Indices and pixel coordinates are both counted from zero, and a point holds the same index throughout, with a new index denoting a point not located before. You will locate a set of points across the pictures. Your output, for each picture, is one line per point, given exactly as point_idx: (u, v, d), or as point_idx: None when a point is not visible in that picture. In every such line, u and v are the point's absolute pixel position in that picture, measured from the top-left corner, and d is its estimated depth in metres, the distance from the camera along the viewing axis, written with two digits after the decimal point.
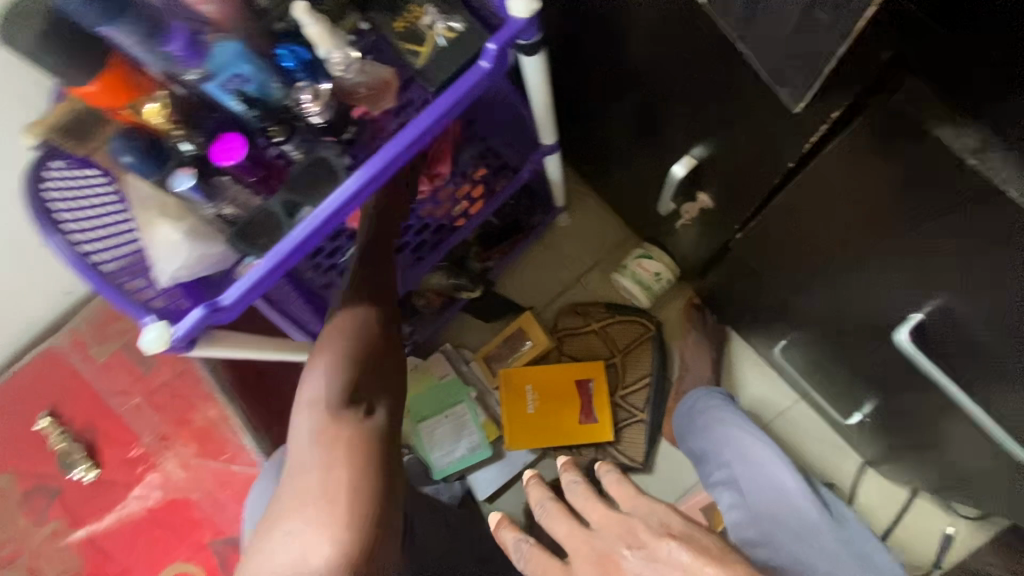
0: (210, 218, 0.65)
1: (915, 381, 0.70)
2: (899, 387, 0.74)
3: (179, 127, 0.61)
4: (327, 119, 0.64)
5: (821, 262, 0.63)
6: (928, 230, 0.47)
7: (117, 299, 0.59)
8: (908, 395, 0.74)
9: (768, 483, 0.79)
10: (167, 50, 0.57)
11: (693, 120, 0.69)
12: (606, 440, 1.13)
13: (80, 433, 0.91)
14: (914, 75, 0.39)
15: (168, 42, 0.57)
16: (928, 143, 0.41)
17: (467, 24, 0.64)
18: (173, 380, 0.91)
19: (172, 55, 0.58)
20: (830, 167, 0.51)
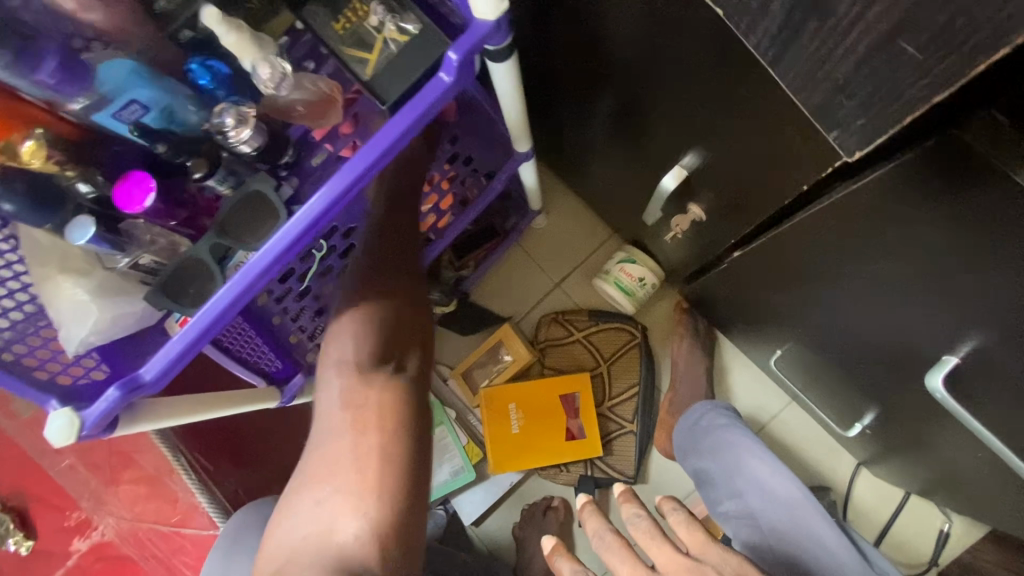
0: (124, 269, 0.54)
1: (928, 405, 0.65)
2: (907, 407, 0.70)
3: (70, 168, 0.49)
4: (260, 147, 0.53)
5: (835, 288, 0.56)
6: (983, 275, 0.40)
7: (8, 380, 0.48)
8: (917, 415, 0.69)
9: (775, 502, 0.76)
10: (39, 79, 0.44)
11: (682, 129, 0.61)
12: (596, 455, 1.07)
13: (6, 500, 0.80)
14: (989, 108, 0.33)
15: (40, 69, 0.44)
16: (1004, 187, 0.34)
17: (422, 24, 0.53)
18: (109, 435, 0.79)
19: (47, 85, 0.45)
20: (863, 197, 0.43)
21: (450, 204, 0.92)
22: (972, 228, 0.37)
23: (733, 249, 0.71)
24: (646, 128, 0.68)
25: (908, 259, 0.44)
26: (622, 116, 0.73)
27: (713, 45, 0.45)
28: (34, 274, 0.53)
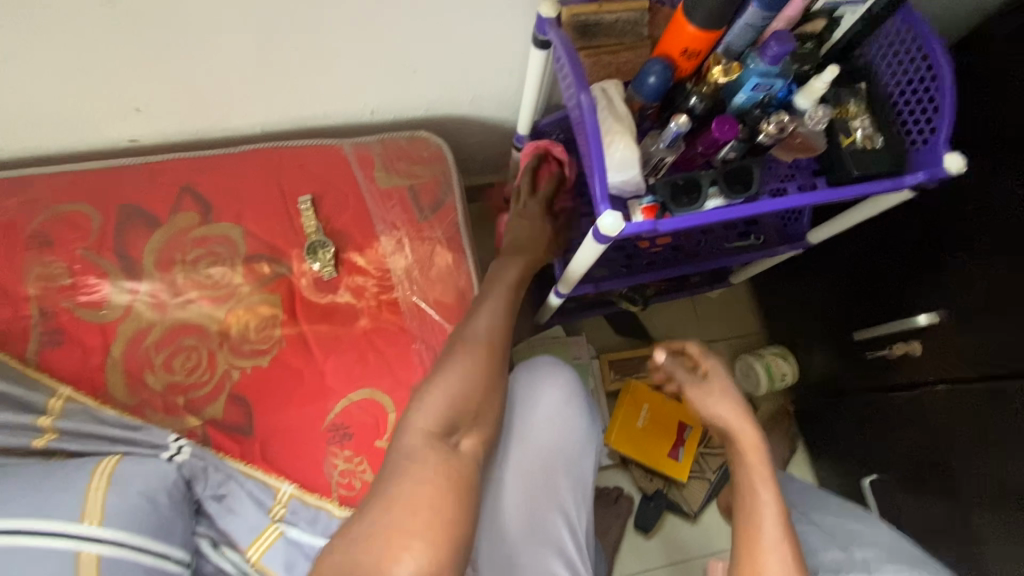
0: (650, 154, 0.77)
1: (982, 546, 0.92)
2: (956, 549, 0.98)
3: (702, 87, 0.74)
4: (769, 143, 0.77)
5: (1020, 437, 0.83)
6: None
7: (599, 156, 0.69)
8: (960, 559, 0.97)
9: (842, 516, 0.88)
10: (760, 53, 0.69)
11: (957, 293, 0.90)
12: (679, 480, 1.26)
13: (329, 232, 0.95)
14: None
15: (767, 49, 0.68)
16: None
17: (886, 142, 0.81)
18: (442, 239, 0.97)
19: (755, 57, 0.70)
20: None
21: (680, 256, 1.09)
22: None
23: (929, 384, 0.96)
24: (920, 279, 0.96)
25: None
26: (897, 262, 1.00)
27: None
28: (602, 125, 0.75)
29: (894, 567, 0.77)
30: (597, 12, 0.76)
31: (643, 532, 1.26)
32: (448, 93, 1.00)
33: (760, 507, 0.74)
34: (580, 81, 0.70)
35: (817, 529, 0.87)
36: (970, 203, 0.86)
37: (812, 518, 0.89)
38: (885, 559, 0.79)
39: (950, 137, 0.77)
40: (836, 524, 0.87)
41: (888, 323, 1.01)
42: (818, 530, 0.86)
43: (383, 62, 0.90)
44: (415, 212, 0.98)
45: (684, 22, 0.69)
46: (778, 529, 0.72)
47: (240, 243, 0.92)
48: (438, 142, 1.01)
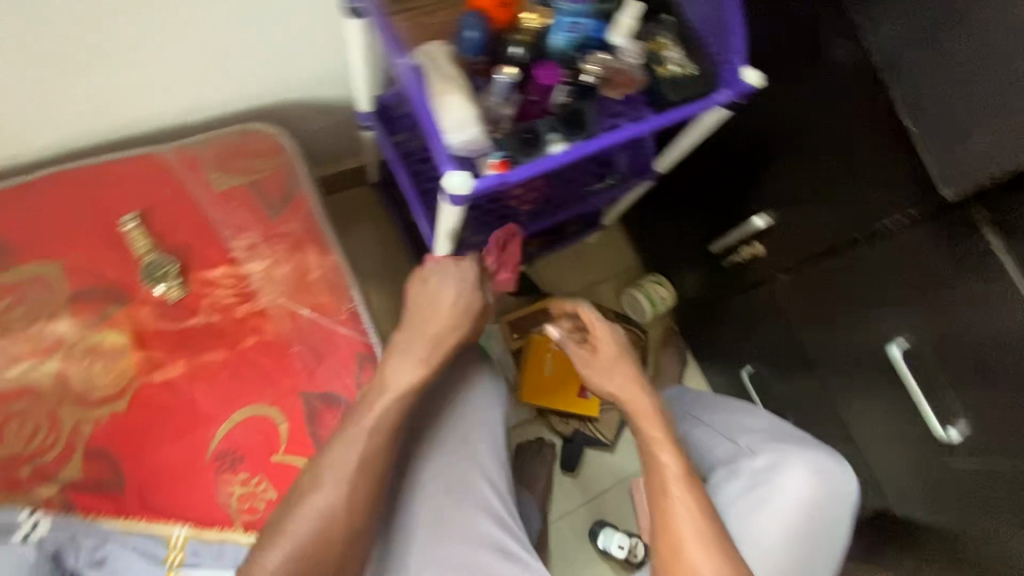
0: (490, 109, 0.77)
1: (837, 400, 1.08)
2: (818, 407, 1.14)
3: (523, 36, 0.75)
4: (594, 83, 0.81)
5: (848, 307, 0.97)
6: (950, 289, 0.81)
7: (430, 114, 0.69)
8: (824, 414, 1.13)
9: (724, 412, 0.96)
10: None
11: (780, 194, 1.01)
12: (591, 417, 1.34)
13: (168, 250, 0.85)
14: (981, 205, 0.74)
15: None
16: (978, 238, 0.75)
17: (697, 69, 0.88)
18: (300, 234, 0.91)
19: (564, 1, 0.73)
20: (906, 244, 0.83)
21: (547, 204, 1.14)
22: (884, 285, 0.89)
23: (777, 278, 1.09)
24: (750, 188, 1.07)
25: (907, 280, 0.86)
26: (729, 178, 1.11)
27: (858, 145, 0.84)
28: (432, 88, 0.74)
29: (772, 445, 0.88)
30: None
31: (571, 472, 1.34)
32: (273, 78, 0.93)
33: (662, 472, 0.76)
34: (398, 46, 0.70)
35: (703, 427, 0.95)
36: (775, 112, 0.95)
37: (698, 420, 0.97)
38: (764, 438, 0.90)
39: (744, 51, 0.84)
40: (718, 425, 0.95)
41: (731, 232, 1.14)
42: (707, 428, 0.95)
43: (187, 50, 0.81)
44: (264, 211, 0.91)
45: None
46: (687, 497, 0.74)
47: (61, 282, 0.81)
48: (276, 132, 0.94)
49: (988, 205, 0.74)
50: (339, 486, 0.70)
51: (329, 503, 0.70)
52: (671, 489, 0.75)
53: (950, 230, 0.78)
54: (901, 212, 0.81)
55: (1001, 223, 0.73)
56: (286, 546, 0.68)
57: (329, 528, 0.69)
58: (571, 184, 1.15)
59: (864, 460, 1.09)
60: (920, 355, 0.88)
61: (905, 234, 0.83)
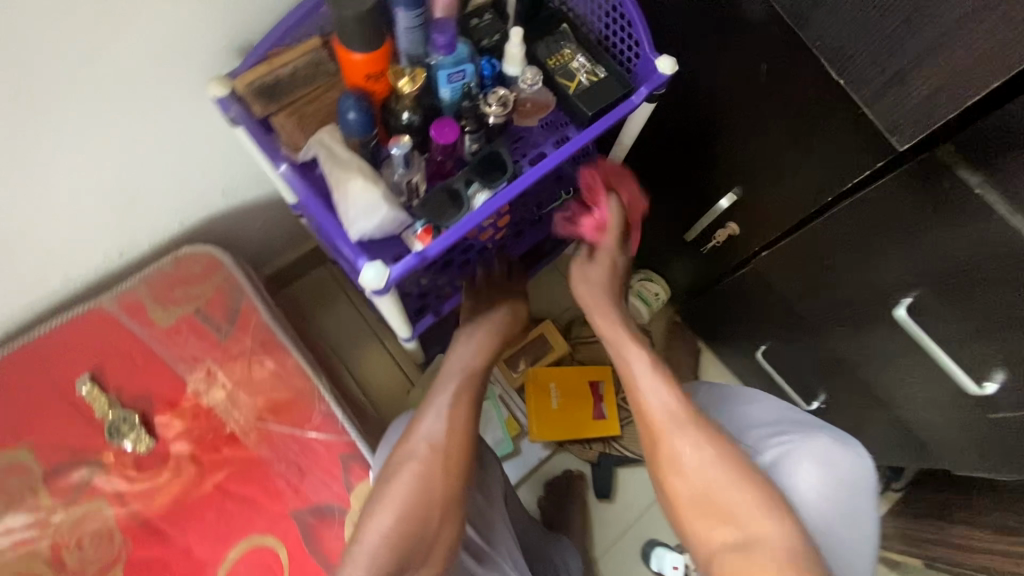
0: (398, 183, 0.73)
1: (859, 367, 0.99)
2: (842, 376, 1.05)
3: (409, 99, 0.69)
4: (502, 121, 0.76)
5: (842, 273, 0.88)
6: (941, 237, 0.71)
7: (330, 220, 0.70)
8: (850, 382, 1.04)
9: (726, 402, 0.88)
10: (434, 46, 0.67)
11: (739, 168, 0.94)
12: (613, 435, 1.27)
13: (128, 402, 0.84)
14: (947, 142, 0.65)
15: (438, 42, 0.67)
16: (954, 178, 0.66)
17: (608, 72, 0.82)
18: (255, 348, 0.89)
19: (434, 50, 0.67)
20: (880, 196, 0.75)
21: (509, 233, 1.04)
22: (866, 245, 0.81)
23: (757, 254, 1.02)
24: (707, 169, 1.00)
25: (892, 233, 0.77)
26: (684, 163, 1.04)
27: (800, 103, 0.76)
28: (331, 180, 0.71)
29: (784, 437, 0.80)
30: (270, 71, 0.70)
31: (607, 498, 1.27)
32: (191, 197, 0.91)
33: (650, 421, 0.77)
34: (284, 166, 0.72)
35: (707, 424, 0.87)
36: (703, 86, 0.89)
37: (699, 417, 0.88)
38: (773, 431, 0.82)
39: (653, 43, 0.79)
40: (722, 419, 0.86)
41: (701, 217, 1.06)
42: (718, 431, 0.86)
43: (86, 194, 0.80)
44: (214, 334, 0.88)
45: (348, 52, 0.63)
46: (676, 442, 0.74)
47: (30, 465, 0.79)
48: (208, 250, 0.91)
49: (953, 140, 0.64)
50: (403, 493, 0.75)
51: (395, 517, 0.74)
52: (676, 421, 0.75)
53: (922, 174, 0.69)
54: (865, 168, 0.74)
55: (975, 156, 0.63)
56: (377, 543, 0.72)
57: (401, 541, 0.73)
58: (526, 207, 1.02)
59: (905, 423, 1.00)
60: (929, 308, 0.79)
61: (878, 186, 0.74)
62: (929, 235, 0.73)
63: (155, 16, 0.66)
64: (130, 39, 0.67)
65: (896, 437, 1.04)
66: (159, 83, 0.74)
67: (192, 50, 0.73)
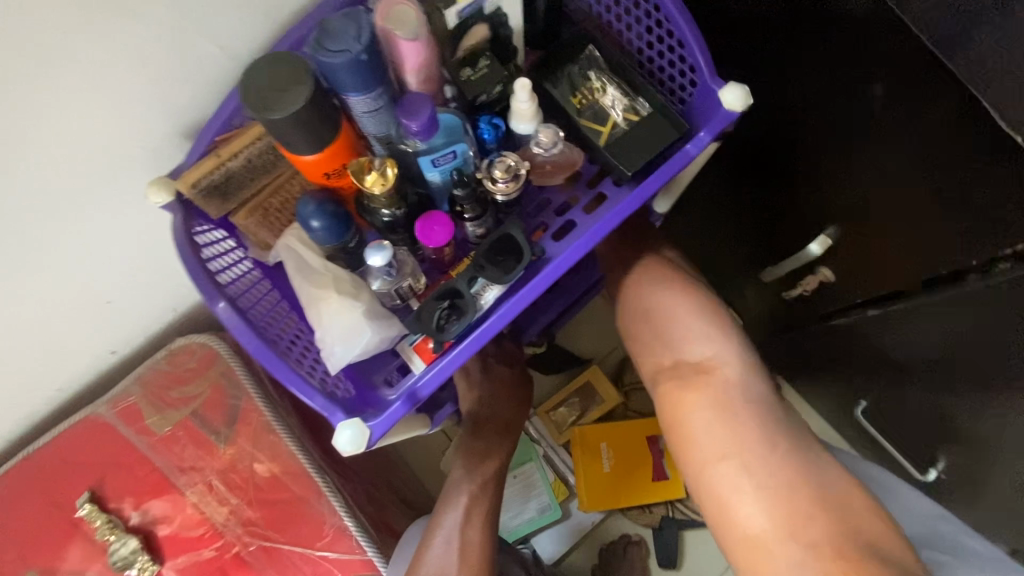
0: (386, 292, 0.58)
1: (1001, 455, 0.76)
2: (973, 457, 0.81)
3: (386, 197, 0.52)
4: (513, 197, 0.57)
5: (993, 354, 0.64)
6: None
7: (275, 366, 0.52)
8: (984, 467, 0.80)
9: None
10: (405, 125, 0.49)
11: (836, 208, 0.70)
12: (677, 497, 1.12)
13: (129, 522, 0.77)
14: None
15: (410, 121, 0.49)
16: None
17: (653, 107, 0.62)
18: (257, 454, 0.79)
19: (407, 130, 0.50)
20: None
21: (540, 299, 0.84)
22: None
23: (856, 308, 0.79)
24: (790, 206, 0.77)
25: None
26: (756, 193, 0.82)
27: (939, 139, 0.53)
28: (301, 299, 0.57)
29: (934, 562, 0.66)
30: (218, 167, 0.55)
31: (671, 567, 1.12)
32: (176, 286, 0.81)
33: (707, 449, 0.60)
34: (217, 288, 0.53)
35: None
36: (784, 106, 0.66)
37: None
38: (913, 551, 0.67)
39: (715, 68, 0.59)
40: None
41: (781, 261, 0.83)
42: None
43: (61, 307, 0.71)
44: (213, 440, 0.79)
45: (295, 154, 0.47)
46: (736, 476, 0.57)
47: None
48: (206, 345, 0.82)
49: None
50: None
51: None
52: (655, 324, 0.71)
53: None
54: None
55: None
56: None
57: None
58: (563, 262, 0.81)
59: None
60: None
61: None
62: None
63: (74, 117, 0.54)
64: (54, 147, 0.56)
65: None
66: (104, 184, 0.62)
67: (132, 144, 0.60)
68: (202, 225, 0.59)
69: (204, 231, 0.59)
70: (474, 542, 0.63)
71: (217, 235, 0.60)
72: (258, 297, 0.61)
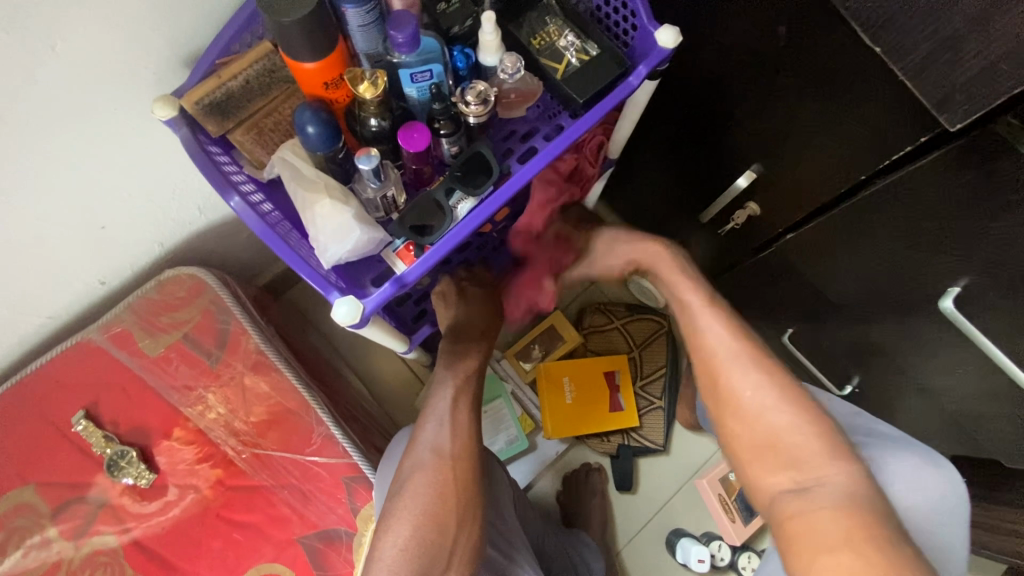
0: (373, 198, 0.66)
1: (896, 357, 0.90)
2: (877, 365, 0.95)
3: (374, 104, 0.61)
4: (483, 121, 0.66)
5: (884, 259, 0.78)
6: (1000, 223, 0.61)
7: (287, 252, 0.60)
8: (886, 372, 0.95)
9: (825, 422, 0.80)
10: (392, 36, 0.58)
11: (757, 143, 0.82)
12: (633, 426, 1.23)
13: (125, 436, 0.82)
14: (1007, 115, 0.54)
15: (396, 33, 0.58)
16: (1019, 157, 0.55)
17: (602, 49, 0.72)
18: (247, 373, 0.85)
19: (394, 41, 0.59)
20: (923, 176, 0.64)
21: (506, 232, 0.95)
22: (906, 231, 0.71)
23: (782, 236, 0.91)
24: (721, 146, 0.89)
25: (946, 218, 0.66)
26: (694, 138, 0.94)
27: (827, 71, 0.65)
28: (297, 204, 0.65)
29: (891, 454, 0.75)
30: (219, 85, 0.63)
31: (628, 490, 1.23)
32: (166, 219, 0.87)
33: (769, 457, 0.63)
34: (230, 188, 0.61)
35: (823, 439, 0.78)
36: (713, 56, 0.78)
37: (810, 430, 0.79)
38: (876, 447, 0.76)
39: (651, 14, 0.70)
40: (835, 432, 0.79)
41: (716, 198, 0.96)
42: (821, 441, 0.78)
43: (59, 229, 0.76)
44: (206, 360, 0.85)
45: (296, 61, 0.56)
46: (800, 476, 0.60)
47: (35, 504, 0.79)
48: (192, 274, 0.87)
49: (1016, 112, 0.54)
50: (428, 478, 0.66)
51: (426, 491, 0.65)
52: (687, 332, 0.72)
53: (981, 150, 0.58)
54: (908, 142, 0.63)
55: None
56: (410, 525, 0.63)
57: (435, 522, 0.63)
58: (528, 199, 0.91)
59: (946, 415, 0.90)
60: (981, 298, 0.68)
61: (922, 165, 0.63)
62: (984, 217, 0.62)
63: (89, 37, 0.60)
64: (68, 65, 0.61)
65: (937, 429, 0.95)
66: (107, 107, 0.68)
67: (138, 69, 0.66)
68: (208, 142, 0.66)
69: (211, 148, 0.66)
70: (462, 422, 0.72)
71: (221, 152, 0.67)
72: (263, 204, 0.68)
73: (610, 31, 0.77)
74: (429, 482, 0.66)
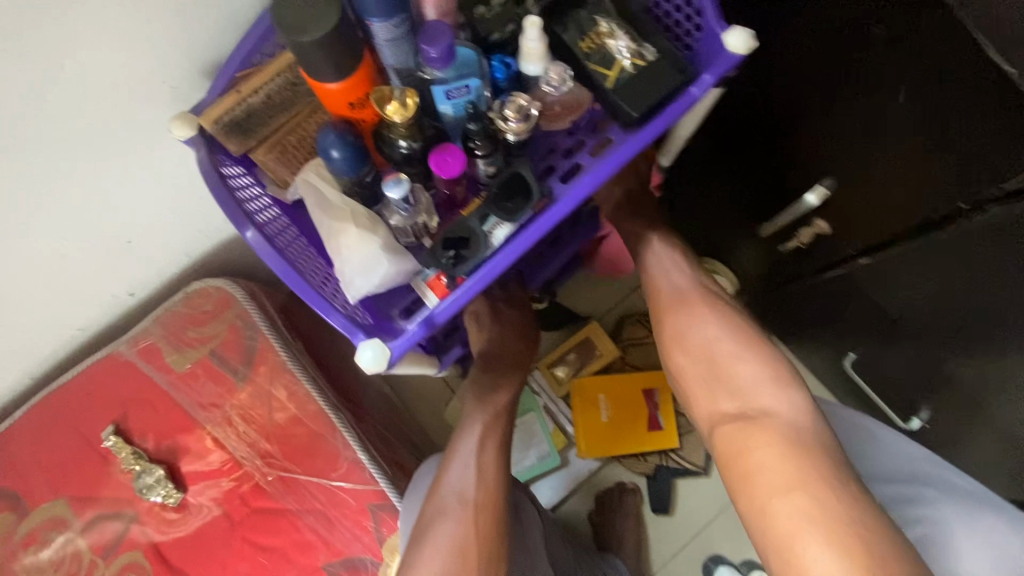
0: (401, 227, 0.61)
1: (979, 399, 0.80)
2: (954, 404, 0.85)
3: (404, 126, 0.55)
4: (524, 138, 0.60)
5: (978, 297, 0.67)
6: None
7: (306, 290, 0.56)
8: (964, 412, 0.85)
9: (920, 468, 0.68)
10: (424, 51, 0.52)
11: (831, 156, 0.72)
12: (672, 446, 1.16)
13: (153, 452, 0.81)
14: None
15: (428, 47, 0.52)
16: None
17: (660, 51, 0.63)
18: (272, 391, 0.83)
19: (426, 56, 0.53)
20: None
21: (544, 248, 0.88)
22: (1011, 271, 0.61)
23: (852, 258, 0.80)
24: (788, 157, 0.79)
25: None
26: (756, 146, 0.84)
27: (932, 82, 0.55)
28: (322, 231, 0.60)
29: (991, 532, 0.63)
30: (239, 101, 0.57)
31: (664, 513, 1.18)
32: (192, 229, 0.84)
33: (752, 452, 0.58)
34: (247, 217, 0.57)
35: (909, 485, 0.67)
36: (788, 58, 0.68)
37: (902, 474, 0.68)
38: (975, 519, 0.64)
39: (720, 13, 0.61)
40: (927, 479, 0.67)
41: (779, 213, 0.86)
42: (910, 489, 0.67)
43: (83, 244, 0.74)
44: (232, 378, 0.83)
45: (319, 82, 0.51)
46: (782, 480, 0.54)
47: (67, 519, 0.79)
48: (218, 287, 0.84)
49: None
50: (452, 529, 0.62)
51: (450, 543, 0.61)
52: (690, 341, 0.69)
53: None
54: None
55: None
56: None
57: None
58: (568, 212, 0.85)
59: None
60: None
61: None
62: None
63: (102, 51, 0.56)
64: (82, 81, 0.57)
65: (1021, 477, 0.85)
66: (125, 121, 0.64)
67: (156, 82, 0.62)
68: (227, 160, 0.62)
69: (229, 166, 0.62)
70: (490, 465, 0.67)
71: (240, 170, 0.63)
72: (282, 227, 0.64)
73: (668, 30, 0.68)
74: (454, 535, 0.62)
